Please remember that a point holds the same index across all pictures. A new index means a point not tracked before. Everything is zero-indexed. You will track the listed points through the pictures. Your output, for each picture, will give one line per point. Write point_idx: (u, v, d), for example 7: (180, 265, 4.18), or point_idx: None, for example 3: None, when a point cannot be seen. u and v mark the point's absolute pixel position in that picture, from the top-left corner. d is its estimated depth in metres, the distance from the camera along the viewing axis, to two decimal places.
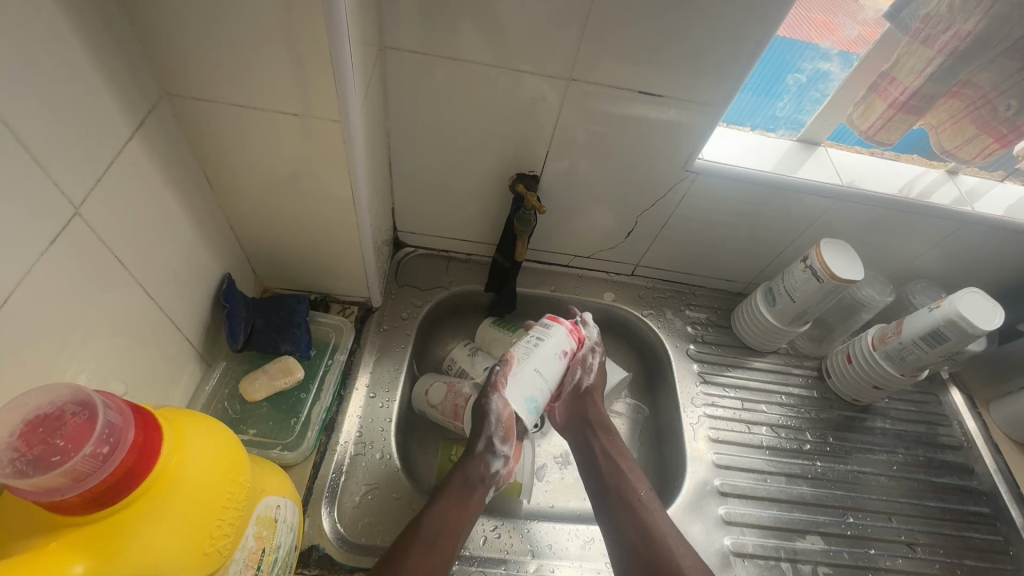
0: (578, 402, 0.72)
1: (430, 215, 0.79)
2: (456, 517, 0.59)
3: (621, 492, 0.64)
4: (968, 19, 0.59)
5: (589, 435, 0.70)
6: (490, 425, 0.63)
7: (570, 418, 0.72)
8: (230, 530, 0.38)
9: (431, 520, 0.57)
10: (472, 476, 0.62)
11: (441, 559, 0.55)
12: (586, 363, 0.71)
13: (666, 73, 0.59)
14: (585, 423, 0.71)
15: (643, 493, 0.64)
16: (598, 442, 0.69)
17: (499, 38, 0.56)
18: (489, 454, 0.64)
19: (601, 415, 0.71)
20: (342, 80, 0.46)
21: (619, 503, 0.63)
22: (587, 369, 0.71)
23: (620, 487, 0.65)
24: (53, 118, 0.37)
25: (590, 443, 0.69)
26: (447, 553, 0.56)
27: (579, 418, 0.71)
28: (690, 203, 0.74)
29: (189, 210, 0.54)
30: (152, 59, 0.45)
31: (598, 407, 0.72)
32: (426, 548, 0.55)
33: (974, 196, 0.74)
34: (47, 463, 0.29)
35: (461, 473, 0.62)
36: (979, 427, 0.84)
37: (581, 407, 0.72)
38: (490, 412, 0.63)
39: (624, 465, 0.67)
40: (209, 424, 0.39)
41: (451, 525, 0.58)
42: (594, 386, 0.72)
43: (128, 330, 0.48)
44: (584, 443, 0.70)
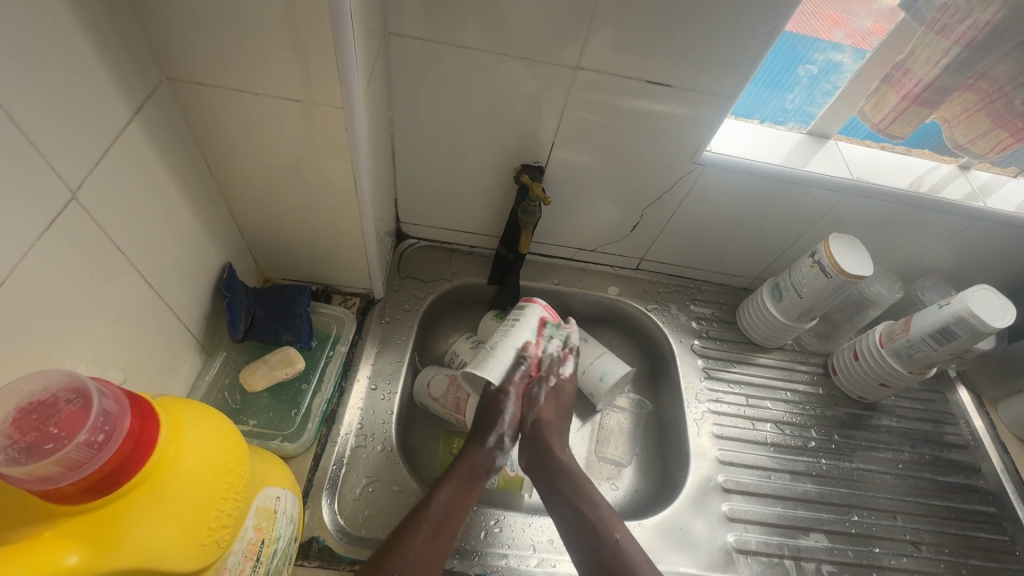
0: (534, 442, 0.67)
1: (433, 206, 0.79)
2: (462, 502, 0.59)
3: (595, 541, 0.58)
4: (986, 8, 0.58)
5: (555, 480, 0.64)
6: (502, 422, 0.65)
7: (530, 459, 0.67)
8: (228, 521, 0.38)
9: (437, 503, 0.58)
10: (479, 465, 0.63)
11: (443, 545, 0.56)
12: (532, 394, 0.68)
13: (676, 63, 0.57)
14: (545, 464, 0.65)
15: (621, 534, 0.58)
16: (563, 488, 0.63)
17: (506, 25, 0.55)
18: (498, 450, 0.65)
19: (560, 457, 0.65)
20: (345, 66, 0.45)
21: (592, 555, 0.57)
22: (533, 404, 0.68)
23: (595, 533, 0.59)
24: (50, 101, 0.36)
25: (556, 488, 0.63)
26: (450, 540, 0.56)
27: (538, 461, 0.66)
28: (698, 196, 0.73)
29: (188, 197, 0.53)
30: (151, 41, 0.44)
31: (552, 444, 0.66)
32: (433, 530, 0.56)
33: (987, 191, 0.73)
34: (40, 451, 0.29)
35: (468, 460, 0.63)
36: (987, 426, 0.83)
37: (536, 445, 0.67)
38: (504, 412, 0.65)
39: (592, 509, 0.61)
40: (208, 414, 0.39)
41: (450, 514, 0.58)
42: (547, 420, 0.68)
43: (126, 319, 0.48)
44: (549, 489, 0.64)
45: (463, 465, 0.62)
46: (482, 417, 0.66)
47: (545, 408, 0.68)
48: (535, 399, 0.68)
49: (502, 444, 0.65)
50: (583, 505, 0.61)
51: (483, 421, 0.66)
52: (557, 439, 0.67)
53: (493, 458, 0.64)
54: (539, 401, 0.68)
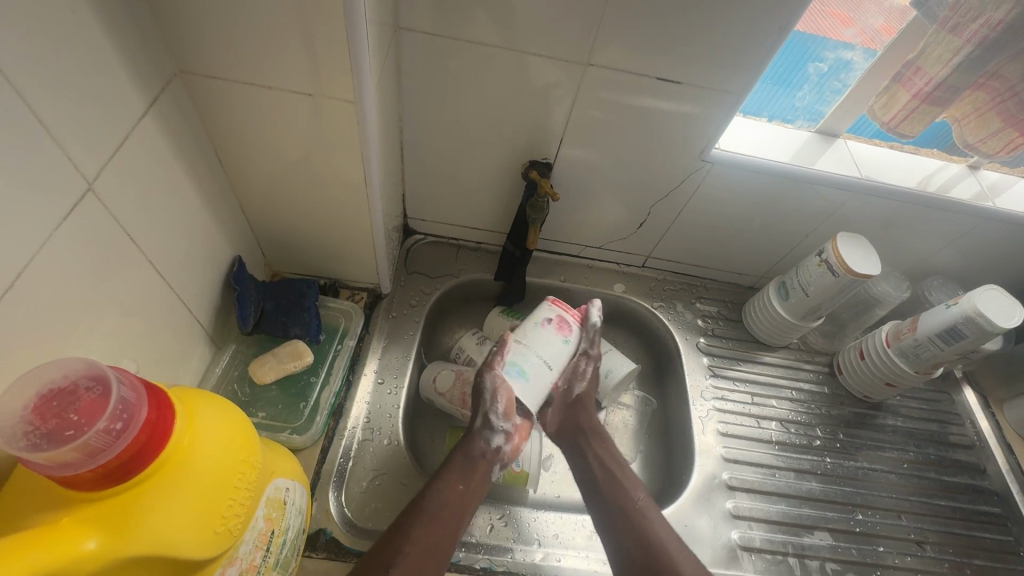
0: (570, 413, 0.71)
1: (441, 202, 0.79)
2: (460, 487, 0.60)
3: (619, 496, 0.64)
4: (999, 7, 0.58)
5: (582, 443, 0.70)
6: (485, 401, 0.63)
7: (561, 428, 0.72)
8: (241, 510, 0.38)
9: (436, 489, 0.58)
10: (474, 452, 0.63)
11: (444, 531, 0.56)
12: (581, 368, 0.70)
13: (687, 59, 0.57)
14: (578, 431, 0.71)
15: (642, 496, 0.64)
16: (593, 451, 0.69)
17: (516, 22, 0.55)
18: (488, 431, 0.63)
19: (593, 424, 0.71)
20: (358, 59, 0.45)
21: (614, 507, 0.63)
22: (580, 377, 0.70)
23: (620, 491, 0.64)
24: (67, 93, 0.36)
25: (583, 450, 0.69)
26: (450, 526, 0.57)
27: (570, 431, 0.71)
28: (705, 194, 0.73)
29: (200, 190, 0.54)
30: (166, 34, 0.44)
31: (589, 414, 0.72)
32: (430, 516, 0.56)
33: (996, 191, 0.72)
34: (60, 437, 0.29)
35: (461, 451, 0.63)
36: (992, 427, 0.83)
37: (574, 415, 0.71)
38: (484, 389, 0.63)
39: (618, 470, 0.67)
40: (221, 404, 0.39)
41: (452, 502, 0.58)
42: (586, 395, 0.72)
43: (139, 310, 0.48)
44: (578, 451, 0.70)
45: (455, 456, 0.62)
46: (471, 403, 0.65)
47: (589, 383, 0.71)
48: (583, 374, 0.70)
49: (491, 424, 0.63)
50: (610, 465, 0.67)
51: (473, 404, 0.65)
52: (592, 410, 0.72)
53: (484, 439, 0.63)
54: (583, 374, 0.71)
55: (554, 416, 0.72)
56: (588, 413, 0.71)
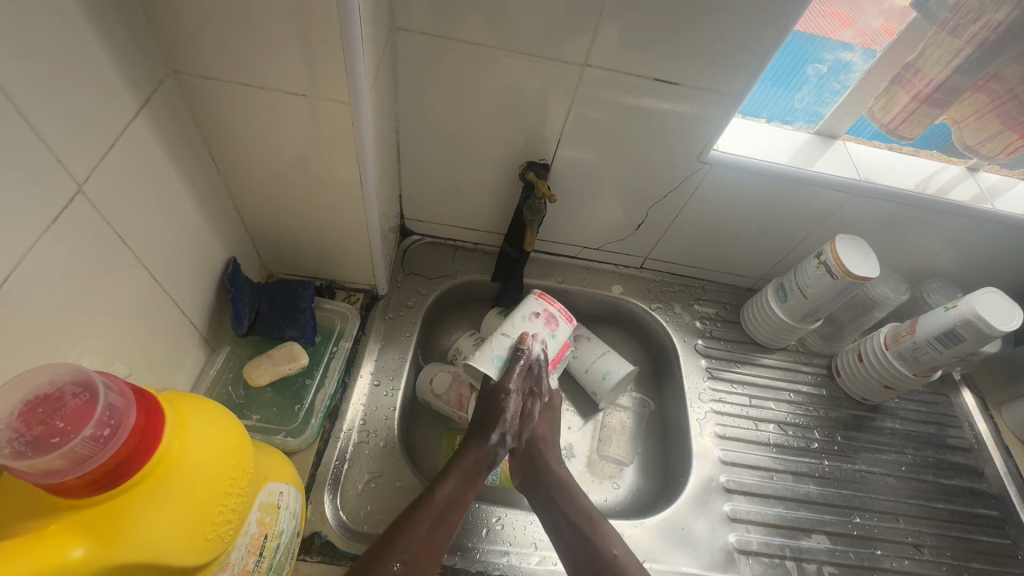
0: (529, 461, 0.66)
1: (438, 202, 0.78)
2: (464, 494, 0.59)
3: (590, 553, 0.58)
4: (999, 9, 0.57)
5: (550, 493, 0.63)
6: (504, 418, 0.64)
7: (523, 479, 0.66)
8: (232, 516, 0.38)
9: (442, 492, 0.58)
10: (481, 463, 0.63)
11: (444, 536, 0.56)
12: (528, 410, 0.67)
13: (684, 60, 0.57)
14: (538, 480, 0.65)
15: (619, 552, 0.58)
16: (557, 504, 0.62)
17: (512, 23, 0.55)
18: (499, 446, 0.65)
19: (555, 473, 0.65)
20: (351, 60, 0.45)
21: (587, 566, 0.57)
22: (528, 421, 0.67)
23: (593, 547, 0.58)
24: (57, 94, 0.36)
25: (551, 501, 0.63)
26: (450, 531, 0.56)
27: (532, 481, 0.65)
28: (703, 195, 0.73)
29: (194, 192, 0.53)
30: (158, 35, 0.44)
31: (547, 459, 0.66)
32: (436, 519, 0.56)
33: (995, 193, 0.72)
34: (46, 445, 0.29)
35: (470, 456, 0.63)
36: (991, 429, 0.82)
37: (534, 463, 0.66)
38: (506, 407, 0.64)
39: (589, 523, 0.60)
40: (212, 409, 0.39)
41: (454, 506, 0.58)
42: (541, 440, 0.67)
43: (131, 313, 0.48)
44: (544, 502, 0.63)
45: (464, 461, 0.62)
46: (484, 414, 0.65)
47: (540, 425, 0.68)
48: (531, 416, 0.67)
49: (503, 440, 0.65)
50: (579, 517, 0.61)
51: (483, 418, 0.65)
52: (551, 454, 0.67)
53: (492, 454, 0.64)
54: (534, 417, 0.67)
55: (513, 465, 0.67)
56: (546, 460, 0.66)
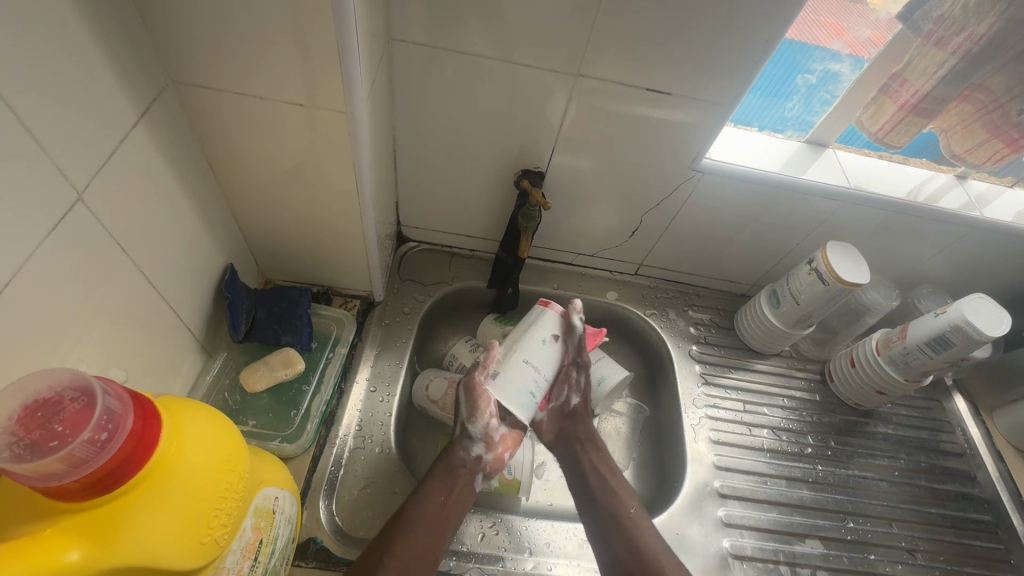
0: (567, 423, 0.71)
1: (434, 210, 0.79)
2: (444, 505, 0.59)
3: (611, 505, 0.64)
4: (982, 21, 0.58)
5: (578, 451, 0.69)
6: (462, 411, 0.65)
7: (558, 434, 0.71)
8: (227, 519, 0.38)
9: (417, 505, 0.58)
10: (453, 462, 0.63)
11: (424, 542, 0.56)
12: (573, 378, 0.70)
13: (675, 71, 0.58)
14: (573, 438, 0.70)
15: (635, 505, 0.64)
16: (587, 458, 0.68)
17: (506, 33, 0.56)
18: (466, 440, 0.64)
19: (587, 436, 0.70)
20: (347, 70, 0.46)
21: (608, 517, 0.63)
22: (575, 386, 0.70)
23: (612, 500, 0.64)
24: (58, 105, 0.37)
25: (578, 457, 0.68)
26: (430, 537, 0.56)
27: (564, 440, 0.71)
28: (696, 203, 0.74)
29: (192, 199, 0.54)
30: (158, 45, 0.45)
31: (587, 423, 0.71)
32: (408, 527, 0.56)
33: (983, 201, 0.73)
34: (44, 448, 0.29)
35: (442, 461, 0.63)
36: (982, 434, 0.83)
37: (568, 424, 0.71)
38: (461, 403, 0.65)
39: (614, 482, 0.66)
40: (209, 414, 0.39)
41: (433, 522, 0.57)
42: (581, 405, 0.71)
43: (129, 318, 0.48)
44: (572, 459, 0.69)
45: (437, 467, 0.62)
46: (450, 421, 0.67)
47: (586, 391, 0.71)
48: (577, 383, 0.70)
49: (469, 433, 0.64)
50: (603, 475, 0.67)
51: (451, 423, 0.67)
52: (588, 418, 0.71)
53: (461, 450, 0.64)
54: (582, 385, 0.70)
55: (548, 425, 0.72)
56: (583, 422, 0.71)
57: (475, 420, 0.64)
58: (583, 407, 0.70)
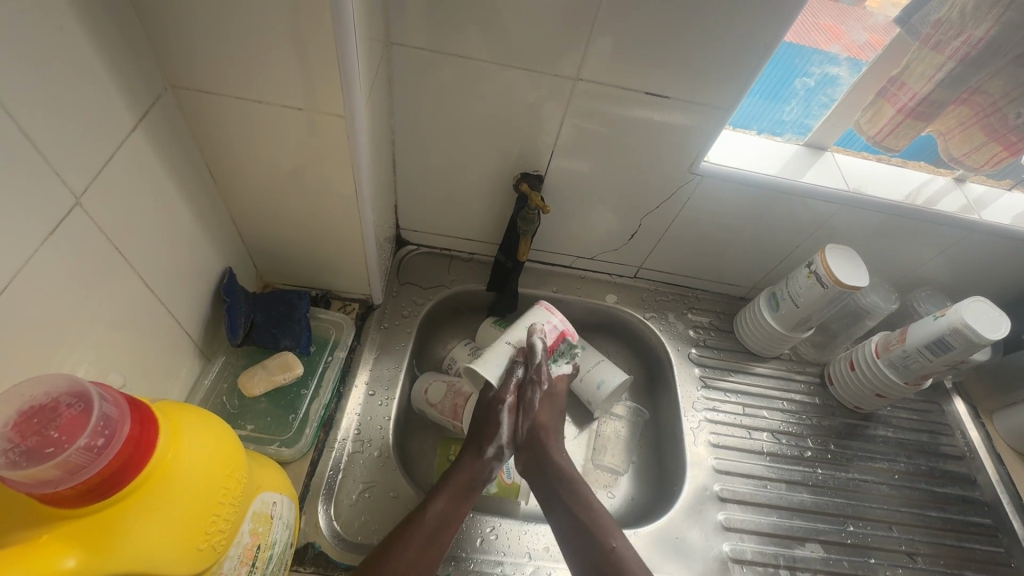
0: (534, 453, 0.66)
1: (434, 213, 0.79)
2: (456, 513, 0.59)
3: (592, 545, 0.58)
4: (979, 25, 0.58)
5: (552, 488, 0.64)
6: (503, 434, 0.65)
7: (527, 467, 0.66)
8: (225, 526, 0.38)
9: (432, 512, 0.58)
10: (476, 478, 0.63)
11: (437, 557, 0.56)
12: (527, 399, 0.67)
13: (674, 75, 0.58)
14: (544, 472, 0.65)
15: (617, 543, 0.58)
16: (560, 493, 0.63)
17: (504, 37, 0.56)
18: (497, 461, 0.65)
19: (559, 465, 0.65)
20: (346, 75, 0.46)
21: (589, 560, 0.57)
22: (529, 411, 0.66)
23: (591, 541, 0.58)
24: (56, 109, 0.37)
25: (554, 496, 0.63)
26: (444, 552, 0.56)
27: (535, 474, 0.65)
28: (694, 205, 0.74)
29: (191, 203, 0.54)
30: (157, 50, 0.45)
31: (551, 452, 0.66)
32: (425, 541, 0.55)
33: (981, 204, 0.73)
34: (40, 454, 0.29)
35: (465, 472, 0.62)
36: (982, 437, 0.83)
37: (536, 456, 0.66)
38: (502, 424, 0.65)
39: (591, 517, 0.60)
40: (207, 419, 0.39)
41: (443, 531, 0.57)
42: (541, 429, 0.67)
43: (127, 323, 0.48)
44: (548, 496, 0.63)
45: (459, 476, 0.62)
46: (480, 430, 0.66)
47: (541, 413, 0.67)
48: (530, 405, 0.67)
49: (500, 455, 0.66)
50: (580, 511, 0.61)
51: (481, 431, 0.66)
52: (555, 445, 0.66)
53: (488, 470, 0.64)
54: (535, 407, 0.67)
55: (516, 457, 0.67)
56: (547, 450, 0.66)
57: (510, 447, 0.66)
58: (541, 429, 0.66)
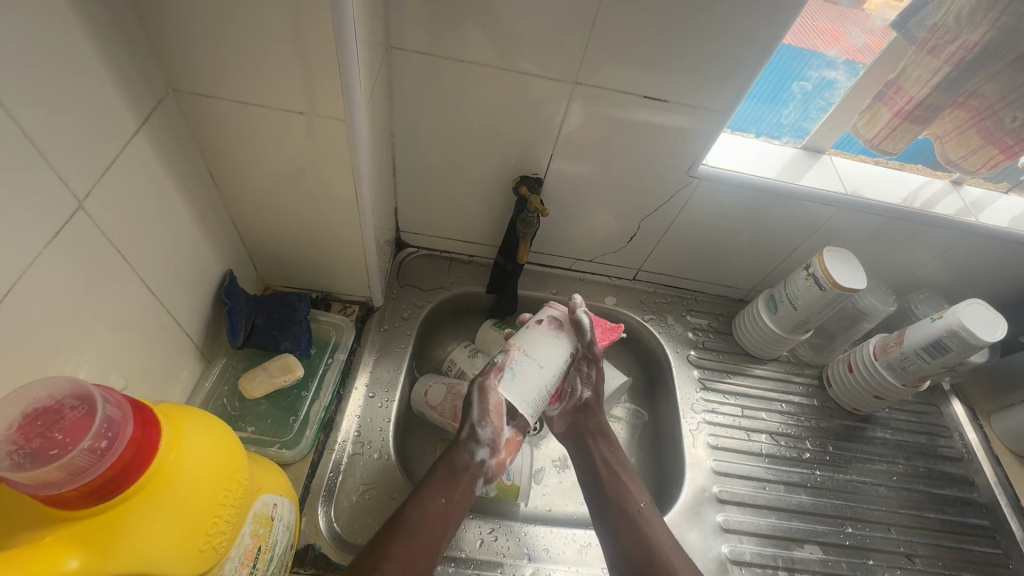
0: (579, 416, 0.71)
1: (433, 215, 0.80)
2: (439, 501, 0.58)
3: (622, 501, 0.63)
4: (975, 30, 0.59)
5: (590, 445, 0.69)
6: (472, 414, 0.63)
7: (568, 428, 0.71)
8: (226, 527, 0.38)
9: (417, 504, 0.57)
10: (457, 464, 0.62)
11: (423, 547, 0.55)
12: (585, 372, 0.70)
13: (672, 79, 0.59)
14: (585, 432, 0.70)
15: (646, 504, 0.63)
16: (598, 453, 0.68)
17: (504, 41, 0.56)
18: (472, 442, 0.62)
19: (601, 429, 0.70)
20: (347, 79, 0.46)
21: (618, 513, 0.62)
22: (588, 381, 0.70)
23: (622, 496, 0.63)
24: (59, 114, 0.37)
25: (590, 453, 0.68)
26: (430, 542, 0.55)
27: (576, 433, 0.70)
28: (693, 208, 0.74)
29: (192, 206, 0.54)
30: (159, 54, 0.45)
31: (598, 418, 0.70)
32: (408, 532, 0.55)
33: (978, 207, 0.74)
34: (44, 456, 0.29)
35: (444, 462, 0.62)
36: (980, 438, 0.83)
37: (582, 419, 0.71)
38: (472, 403, 0.62)
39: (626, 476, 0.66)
40: (208, 420, 0.39)
41: (432, 524, 0.57)
42: (593, 400, 0.71)
43: (128, 325, 0.48)
44: (584, 452, 0.69)
45: (438, 467, 0.61)
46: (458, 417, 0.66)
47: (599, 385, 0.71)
48: (590, 376, 0.70)
49: (477, 436, 0.63)
50: (616, 469, 0.66)
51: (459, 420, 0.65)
52: (600, 412, 0.71)
53: (469, 454, 0.62)
54: (594, 380, 0.70)
55: (560, 418, 0.72)
56: (595, 417, 0.70)
57: (484, 424, 0.62)
58: (595, 400, 0.70)
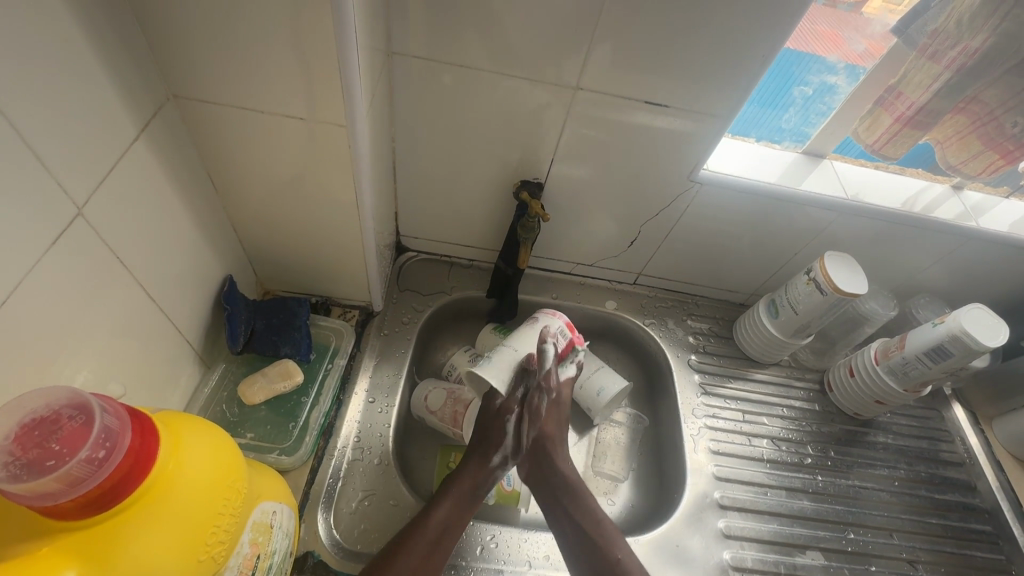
0: (535, 462, 0.67)
1: (434, 219, 0.79)
2: (459, 517, 0.59)
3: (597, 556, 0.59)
4: (975, 36, 0.59)
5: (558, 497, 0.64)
6: (506, 441, 0.65)
7: (531, 474, 0.67)
8: (225, 536, 0.37)
9: (437, 517, 0.58)
10: (481, 484, 0.63)
11: (439, 565, 0.56)
12: (534, 406, 0.67)
13: (673, 84, 0.59)
14: (548, 481, 0.65)
15: (623, 555, 0.59)
16: (564, 503, 0.64)
17: (505, 46, 0.56)
18: (500, 469, 0.65)
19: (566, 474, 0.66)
20: (348, 85, 0.46)
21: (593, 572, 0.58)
22: (537, 418, 0.67)
23: (597, 550, 0.60)
24: (59, 120, 0.37)
25: (557, 506, 0.64)
26: (444, 562, 0.56)
27: (539, 482, 0.66)
28: (694, 212, 0.74)
29: (192, 211, 0.54)
30: (160, 60, 0.45)
31: (559, 461, 0.67)
32: (429, 549, 0.56)
33: (979, 211, 0.74)
34: (42, 467, 0.29)
35: (468, 480, 0.62)
36: (982, 443, 0.83)
37: (540, 466, 0.67)
38: (508, 431, 0.65)
39: (593, 527, 0.61)
40: (207, 428, 0.39)
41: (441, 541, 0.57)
42: (546, 436, 0.68)
43: (128, 331, 0.48)
44: (549, 503, 0.64)
45: (463, 483, 0.62)
46: (483, 434, 0.66)
47: (547, 422, 0.68)
48: (537, 413, 0.67)
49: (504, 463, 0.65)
50: (585, 522, 0.62)
51: (484, 438, 0.65)
52: (562, 456, 0.67)
53: (491, 476, 0.64)
54: (543, 414, 0.67)
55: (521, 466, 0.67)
56: (554, 459, 0.67)
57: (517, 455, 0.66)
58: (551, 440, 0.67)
